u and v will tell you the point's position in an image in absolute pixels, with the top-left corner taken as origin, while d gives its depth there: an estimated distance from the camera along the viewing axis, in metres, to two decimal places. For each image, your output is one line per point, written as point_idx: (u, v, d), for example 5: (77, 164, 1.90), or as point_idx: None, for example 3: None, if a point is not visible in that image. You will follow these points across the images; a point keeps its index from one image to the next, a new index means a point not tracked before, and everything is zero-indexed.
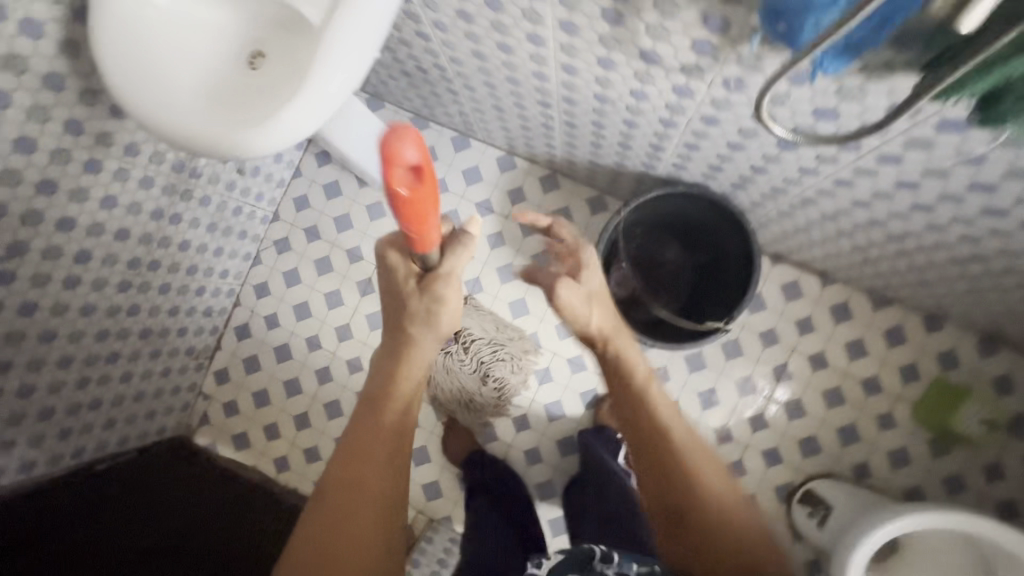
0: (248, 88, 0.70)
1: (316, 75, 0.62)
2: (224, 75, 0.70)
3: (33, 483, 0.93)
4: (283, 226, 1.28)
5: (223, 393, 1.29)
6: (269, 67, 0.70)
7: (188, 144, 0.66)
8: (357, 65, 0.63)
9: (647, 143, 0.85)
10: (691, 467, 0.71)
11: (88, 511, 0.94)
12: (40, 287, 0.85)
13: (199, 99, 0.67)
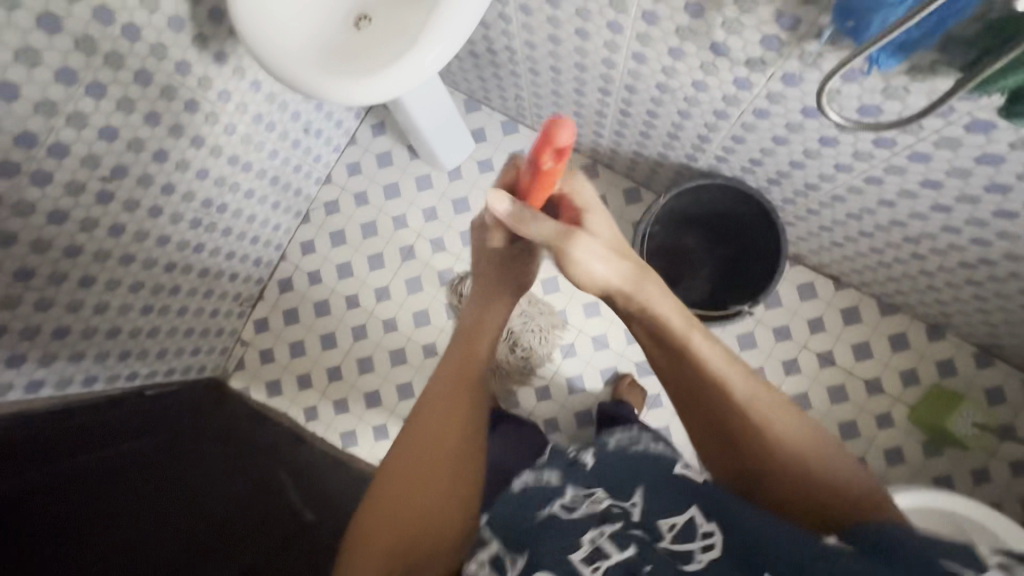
0: (350, 46, 0.78)
1: (419, 46, 0.70)
2: (337, 35, 0.78)
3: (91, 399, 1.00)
4: (334, 188, 1.35)
5: (260, 341, 1.35)
6: (371, 32, 0.78)
7: (292, 84, 0.73)
8: (454, 41, 0.71)
9: (695, 135, 0.93)
10: (758, 422, 0.62)
11: (142, 429, 1.01)
12: (129, 211, 0.90)
13: (309, 48, 0.75)
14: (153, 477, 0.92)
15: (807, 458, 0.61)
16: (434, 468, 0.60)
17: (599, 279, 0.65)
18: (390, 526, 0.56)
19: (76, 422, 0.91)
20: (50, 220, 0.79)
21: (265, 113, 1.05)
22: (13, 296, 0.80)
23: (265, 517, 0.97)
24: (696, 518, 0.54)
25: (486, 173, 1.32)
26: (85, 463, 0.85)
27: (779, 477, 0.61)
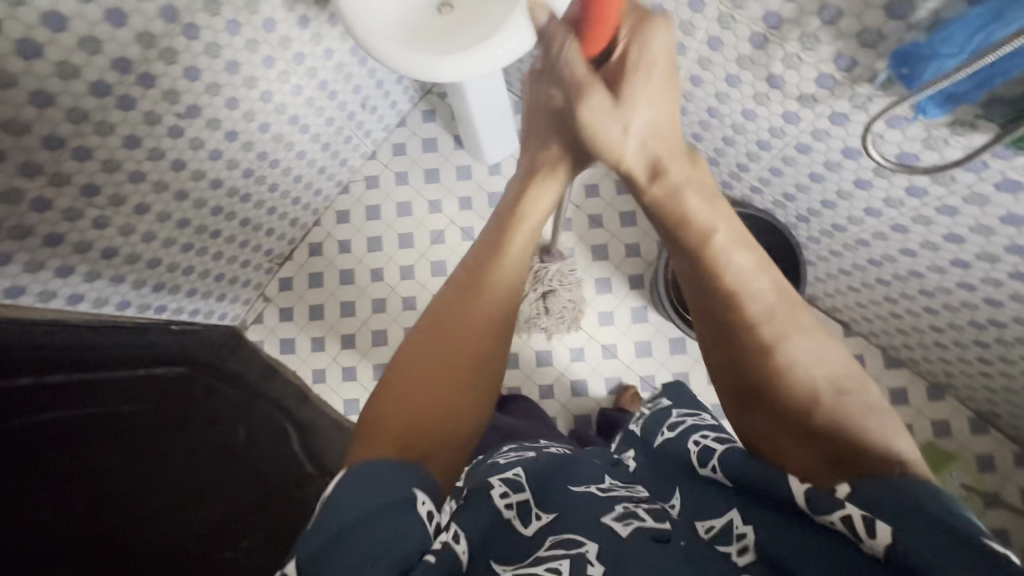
0: (430, 25, 0.83)
1: (494, 41, 0.76)
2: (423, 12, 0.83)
3: (123, 321, 1.03)
4: (377, 164, 1.40)
5: (282, 299, 1.38)
6: (453, 19, 0.83)
7: (370, 49, 0.78)
8: (525, 44, 0.76)
9: (735, 162, 0.98)
10: (786, 346, 0.54)
11: (156, 355, 1.02)
12: (194, 150, 0.94)
13: (393, 21, 0.81)
14: (171, 400, 0.95)
15: (832, 398, 0.52)
16: (447, 370, 0.57)
17: (613, 147, 0.62)
18: (405, 411, 0.53)
19: (105, 339, 0.94)
20: (123, 144, 0.84)
21: (330, 81, 1.11)
22: (75, 209, 0.84)
23: (272, 464, 1.03)
24: (735, 520, 0.50)
25: None
26: (98, 388, 0.83)
27: (797, 415, 0.52)
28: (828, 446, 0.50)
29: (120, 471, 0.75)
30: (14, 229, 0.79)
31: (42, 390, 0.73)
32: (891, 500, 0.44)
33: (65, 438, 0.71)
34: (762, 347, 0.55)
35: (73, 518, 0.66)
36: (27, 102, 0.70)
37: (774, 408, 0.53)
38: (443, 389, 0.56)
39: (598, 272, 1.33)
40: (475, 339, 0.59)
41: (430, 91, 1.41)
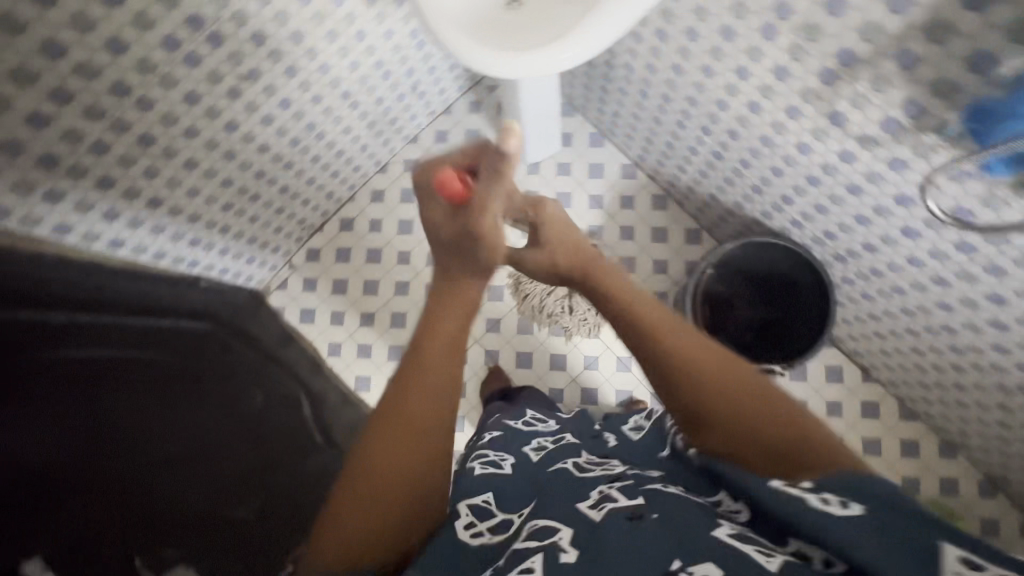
0: (491, 16, 0.83)
1: (541, 50, 0.76)
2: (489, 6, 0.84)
3: (152, 268, 1.02)
4: (418, 149, 1.41)
5: (307, 270, 1.39)
6: (515, 18, 0.84)
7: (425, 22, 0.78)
8: (566, 59, 0.76)
9: (779, 194, 0.97)
10: (716, 372, 0.60)
11: (175, 306, 1.01)
12: (247, 113, 0.96)
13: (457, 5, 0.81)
14: (183, 362, 0.92)
15: (769, 408, 0.58)
16: (399, 453, 0.54)
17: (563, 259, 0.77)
18: (367, 493, 0.52)
19: (133, 287, 0.93)
20: (183, 99, 0.84)
21: (386, 61, 1.12)
22: (129, 156, 0.85)
23: (272, 430, 1.05)
24: (724, 500, 0.55)
25: (562, 176, 1.37)
26: (131, 331, 0.82)
27: (750, 426, 0.57)
28: (772, 453, 0.55)
29: (137, 425, 0.75)
30: (72, 169, 0.79)
31: (83, 326, 0.71)
32: (850, 480, 0.48)
33: (94, 385, 0.71)
34: (698, 382, 0.60)
35: (91, 469, 0.67)
36: (102, 47, 0.70)
37: (723, 424, 0.58)
38: (390, 469, 0.53)
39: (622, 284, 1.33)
40: (425, 423, 0.55)
41: (479, 83, 1.41)
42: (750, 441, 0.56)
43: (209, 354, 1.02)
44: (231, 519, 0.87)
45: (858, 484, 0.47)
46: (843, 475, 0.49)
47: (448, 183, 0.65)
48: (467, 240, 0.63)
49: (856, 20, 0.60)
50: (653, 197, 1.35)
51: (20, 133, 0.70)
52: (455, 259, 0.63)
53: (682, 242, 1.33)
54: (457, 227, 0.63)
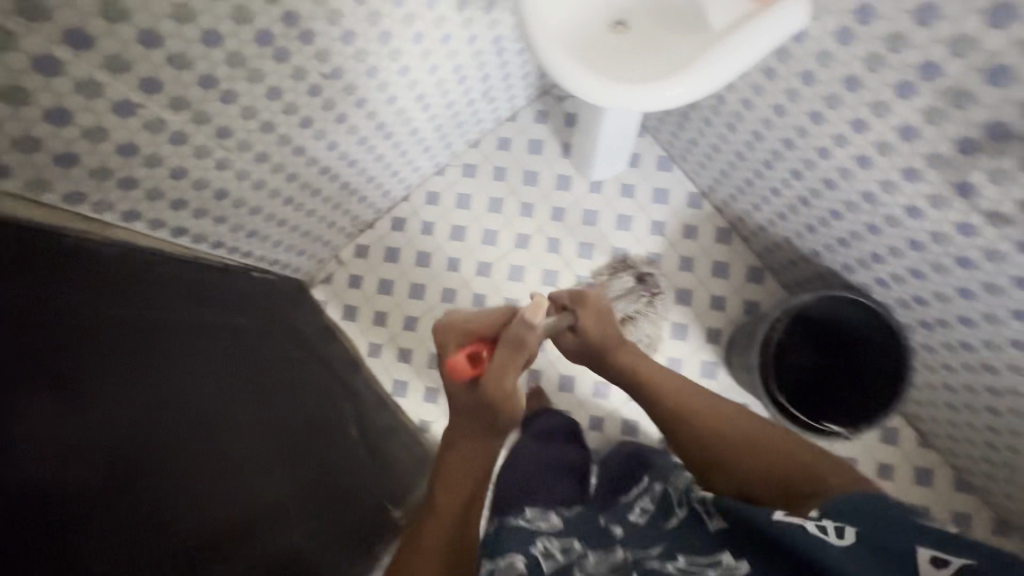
0: (595, 38, 0.80)
1: (637, 87, 0.73)
2: (597, 14, 0.81)
3: (179, 254, 0.93)
4: (478, 154, 1.37)
5: (354, 266, 1.37)
6: (620, 42, 0.80)
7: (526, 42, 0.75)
8: (662, 96, 0.72)
9: (870, 250, 0.92)
10: (728, 424, 0.82)
11: (206, 298, 0.92)
12: (325, 111, 0.93)
13: (563, 28, 0.78)
14: (219, 364, 0.84)
15: (790, 451, 0.74)
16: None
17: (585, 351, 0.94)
18: None
19: (164, 279, 0.84)
20: (266, 94, 0.81)
21: (464, 65, 1.08)
22: (204, 148, 0.82)
23: (311, 423, 1.00)
24: (727, 558, 0.57)
25: (625, 198, 1.33)
26: (153, 318, 0.74)
27: (776, 467, 0.73)
28: (791, 483, 0.70)
29: (182, 424, 0.69)
30: (148, 158, 0.77)
31: (103, 321, 0.64)
32: (864, 506, 0.54)
33: (135, 380, 0.64)
34: (717, 434, 0.81)
35: (144, 474, 0.60)
36: (198, 39, 0.67)
37: (752, 469, 0.74)
38: (450, 496, 0.71)
39: (676, 317, 1.28)
40: (462, 494, 0.71)
41: (548, 92, 1.37)
42: (773, 478, 0.72)
43: (246, 353, 0.94)
44: (283, 518, 0.81)
45: (861, 500, 0.55)
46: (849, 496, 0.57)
47: (456, 369, 0.75)
48: (486, 413, 0.74)
49: (1020, 94, 0.55)
50: (717, 230, 1.30)
51: (105, 121, 0.68)
52: (479, 421, 0.75)
53: (743, 280, 1.28)
54: (479, 402, 0.74)
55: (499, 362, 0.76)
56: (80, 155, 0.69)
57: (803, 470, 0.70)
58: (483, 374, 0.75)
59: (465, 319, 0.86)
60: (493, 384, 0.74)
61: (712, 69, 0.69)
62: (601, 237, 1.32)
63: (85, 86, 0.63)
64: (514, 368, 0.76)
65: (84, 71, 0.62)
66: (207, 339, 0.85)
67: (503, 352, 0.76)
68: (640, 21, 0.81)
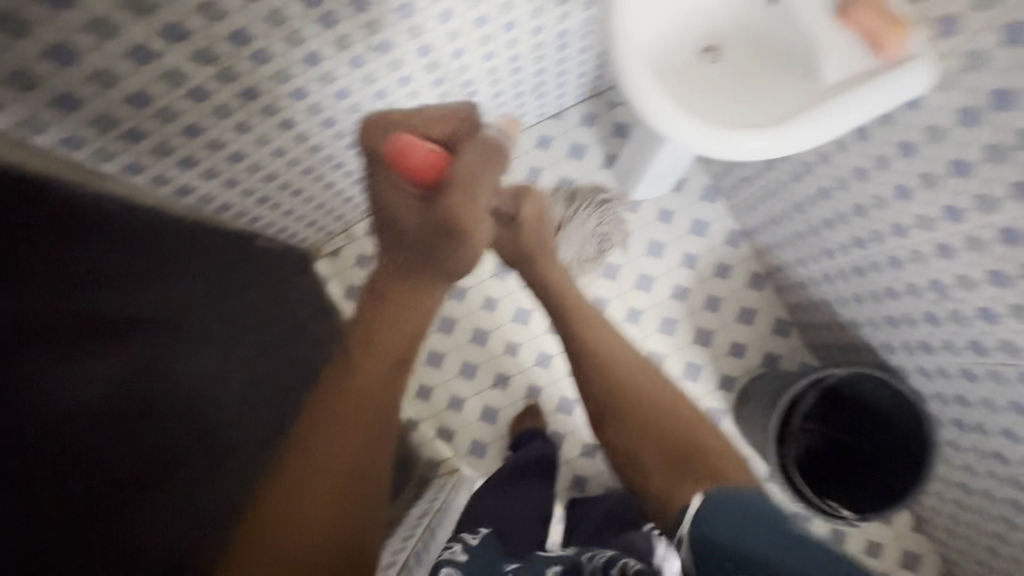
0: (672, 68, 0.74)
1: (696, 125, 0.66)
2: (693, 32, 0.75)
3: (158, 202, 0.77)
4: (515, 147, 1.27)
5: (365, 244, 1.28)
6: (693, 82, 0.75)
7: (607, 41, 0.66)
8: (718, 143, 0.65)
9: (922, 337, 0.86)
10: (649, 393, 0.78)
11: (194, 245, 0.77)
12: (365, 85, 0.84)
13: (649, 42, 0.71)
14: (200, 315, 0.68)
15: (683, 432, 0.74)
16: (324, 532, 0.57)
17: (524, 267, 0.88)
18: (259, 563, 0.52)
19: (144, 224, 0.69)
20: (303, 60, 0.72)
21: (522, 54, 0.98)
22: (225, 108, 0.73)
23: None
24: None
25: (661, 223, 1.25)
26: (122, 258, 0.59)
27: (667, 453, 0.72)
28: (673, 463, 0.71)
29: (154, 391, 0.53)
30: (161, 111, 0.68)
31: (71, 256, 0.52)
32: (729, 498, 0.59)
33: (112, 348, 0.51)
34: (627, 396, 0.77)
35: (119, 465, 0.47)
36: None
37: (648, 450, 0.74)
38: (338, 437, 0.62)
39: (691, 356, 1.22)
40: (365, 381, 0.66)
41: (601, 94, 1.27)
42: (663, 458, 0.72)
43: (233, 311, 0.78)
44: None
45: (724, 521, 0.55)
46: (717, 509, 0.57)
47: (427, 169, 0.68)
48: (445, 226, 0.66)
49: None
50: (751, 274, 1.24)
51: (118, 67, 0.59)
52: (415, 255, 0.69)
53: (767, 331, 1.22)
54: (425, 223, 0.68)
55: (461, 181, 0.67)
56: (84, 99, 0.60)
57: (699, 451, 0.71)
58: (446, 168, 0.69)
59: (406, 132, 0.73)
60: (471, 180, 0.68)
61: (793, 128, 0.63)
62: (628, 259, 1.25)
63: (99, 25, 0.54)
64: (482, 188, 0.69)
65: (100, 9, 0.53)
66: (190, 287, 0.69)
67: (470, 153, 0.69)
68: (729, 57, 0.75)
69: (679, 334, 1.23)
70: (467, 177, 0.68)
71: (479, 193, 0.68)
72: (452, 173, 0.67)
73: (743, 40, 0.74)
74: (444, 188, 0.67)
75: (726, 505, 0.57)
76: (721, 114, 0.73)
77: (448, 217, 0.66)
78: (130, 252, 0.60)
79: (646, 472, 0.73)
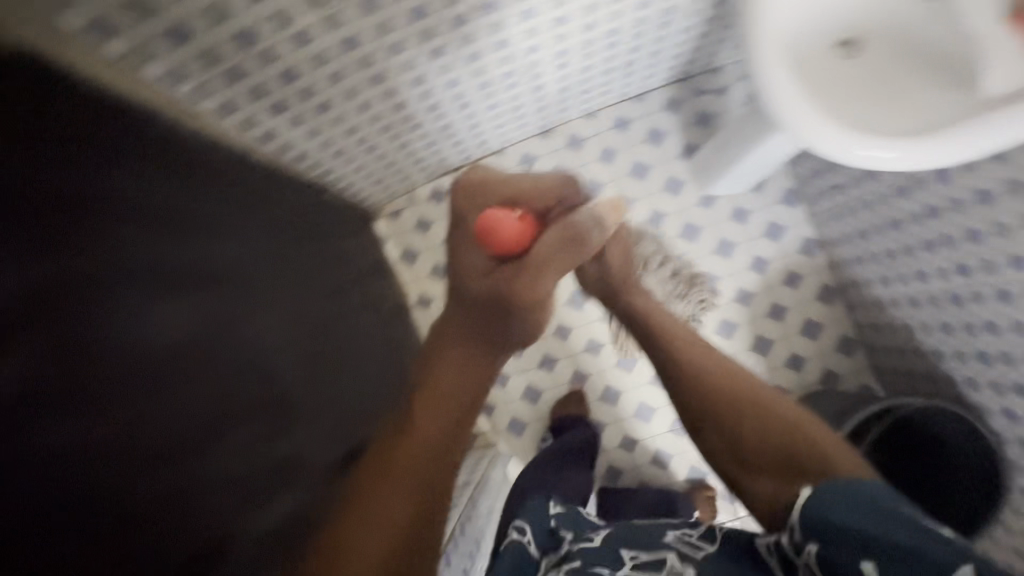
0: (808, 52, 0.69)
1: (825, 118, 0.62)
2: (838, 19, 0.70)
3: (223, 137, 0.74)
4: (591, 126, 1.23)
5: (426, 209, 1.25)
6: (826, 70, 0.70)
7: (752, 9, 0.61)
8: (844, 140, 0.61)
9: (1018, 377, 0.81)
10: (723, 367, 0.71)
11: (237, 179, 0.72)
12: (462, 45, 0.81)
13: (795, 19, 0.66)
14: (242, 255, 0.63)
15: (802, 432, 0.62)
16: None
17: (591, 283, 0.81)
18: None
19: (191, 148, 0.63)
20: (411, 12, 0.70)
21: (622, 29, 0.93)
22: (325, 55, 0.71)
23: (354, 396, 0.82)
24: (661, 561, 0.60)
25: (735, 222, 1.20)
26: (164, 188, 0.52)
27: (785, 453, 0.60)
28: (788, 458, 0.60)
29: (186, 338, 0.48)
30: (264, 53, 0.67)
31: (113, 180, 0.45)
32: (848, 488, 0.53)
33: (115, 279, 0.42)
34: (698, 383, 0.70)
35: (124, 426, 0.40)
36: None
37: (742, 445, 0.64)
38: (401, 491, 0.52)
39: (747, 364, 1.18)
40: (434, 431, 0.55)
41: (688, 79, 1.21)
42: (771, 455, 0.61)
43: (287, 260, 0.75)
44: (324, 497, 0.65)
45: (841, 511, 0.52)
46: (833, 497, 0.53)
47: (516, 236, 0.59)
48: (509, 303, 0.59)
49: None
50: (822, 287, 1.18)
51: None
52: (486, 323, 0.59)
53: (831, 347, 1.17)
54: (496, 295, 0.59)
55: (544, 258, 0.60)
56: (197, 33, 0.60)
57: (803, 441, 0.61)
58: (526, 260, 0.59)
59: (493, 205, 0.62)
60: (537, 268, 0.59)
61: (933, 139, 0.59)
62: (694, 256, 1.20)
63: None
64: (558, 263, 0.61)
65: None
66: (232, 224, 0.63)
67: (550, 235, 0.61)
68: (866, 54, 0.71)
69: (737, 340, 1.19)
70: (542, 263, 0.60)
71: (553, 274, 0.61)
72: (538, 246, 0.60)
73: (887, 41, 0.70)
74: (527, 264, 0.59)
75: (839, 493, 0.53)
76: (849, 110, 0.68)
77: (515, 289, 0.59)
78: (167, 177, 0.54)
79: (751, 468, 0.63)
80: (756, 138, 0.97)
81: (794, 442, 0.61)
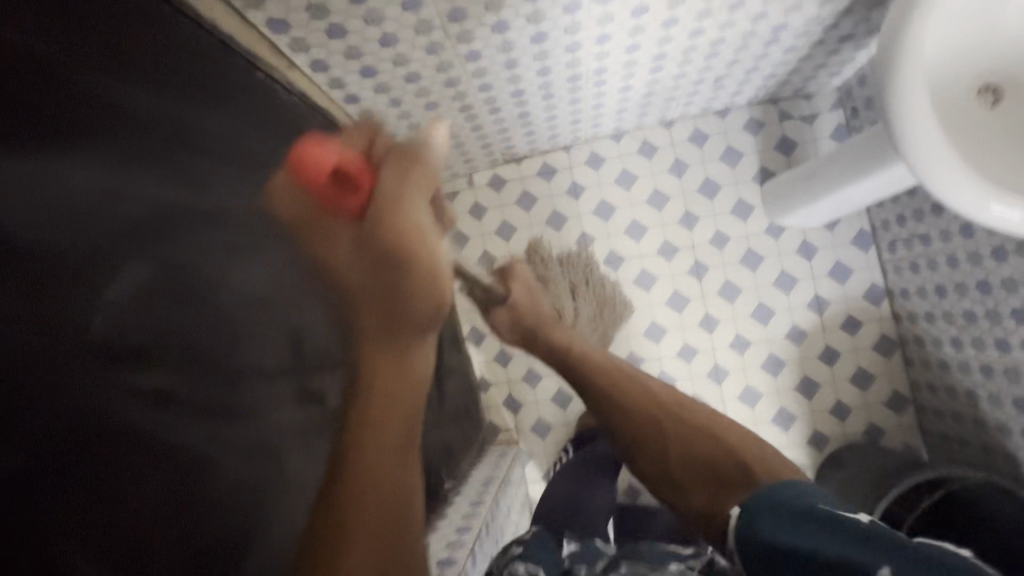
0: (946, 90, 0.64)
1: (955, 166, 0.58)
2: (981, 62, 0.65)
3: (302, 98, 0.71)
4: (665, 135, 1.18)
5: (484, 194, 1.21)
6: (962, 113, 0.65)
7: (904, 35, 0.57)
8: (972, 191, 0.58)
9: None
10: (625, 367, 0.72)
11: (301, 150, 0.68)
12: (565, 34, 0.77)
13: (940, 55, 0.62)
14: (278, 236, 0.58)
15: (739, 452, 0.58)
16: None
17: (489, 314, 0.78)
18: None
19: (248, 124, 0.60)
20: None
21: (727, 40, 0.88)
22: (426, 24, 0.69)
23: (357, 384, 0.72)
24: None
25: (800, 256, 1.15)
26: (192, 167, 0.50)
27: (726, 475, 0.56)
28: (726, 478, 0.56)
29: (190, 321, 0.44)
30: (368, 13, 0.64)
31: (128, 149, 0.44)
32: (776, 503, 0.48)
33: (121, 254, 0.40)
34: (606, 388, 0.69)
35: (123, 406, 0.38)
36: None
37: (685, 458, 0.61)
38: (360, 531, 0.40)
39: (787, 403, 1.14)
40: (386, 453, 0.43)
41: (775, 101, 1.16)
42: (699, 469, 0.59)
43: None
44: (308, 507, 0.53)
45: (767, 530, 0.47)
46: (759, 515, 0.48)
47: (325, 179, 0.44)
48: (387, 259, 0.46)
49: None
50: (881, 338, 1.13)
51: None
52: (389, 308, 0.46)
53: (880, 401, 1.12)
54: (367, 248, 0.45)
55: (386, 192, 0.46)
56: None
57: (719, 445, 0.59)
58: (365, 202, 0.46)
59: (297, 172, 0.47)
60: (389, 204, 0.46)
61: None
62: (753, 285, 1.16)
63: None
64: (415, 189, 0.48)
65: None
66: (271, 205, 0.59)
67: (389, 173, 0.47)
68: (1006, 106, 0.66)
69: (782, 378, 1.14)
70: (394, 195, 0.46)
71: (414, 203, 0.47)
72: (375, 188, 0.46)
73: None
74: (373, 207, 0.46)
75: (766, 508, 0.48)
76: (978, 160, 0.63)
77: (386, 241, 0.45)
78: (199, 154, 0.51)
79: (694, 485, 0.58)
80: (859, 168, 0.87)
81: (712, 446, 0.60)
